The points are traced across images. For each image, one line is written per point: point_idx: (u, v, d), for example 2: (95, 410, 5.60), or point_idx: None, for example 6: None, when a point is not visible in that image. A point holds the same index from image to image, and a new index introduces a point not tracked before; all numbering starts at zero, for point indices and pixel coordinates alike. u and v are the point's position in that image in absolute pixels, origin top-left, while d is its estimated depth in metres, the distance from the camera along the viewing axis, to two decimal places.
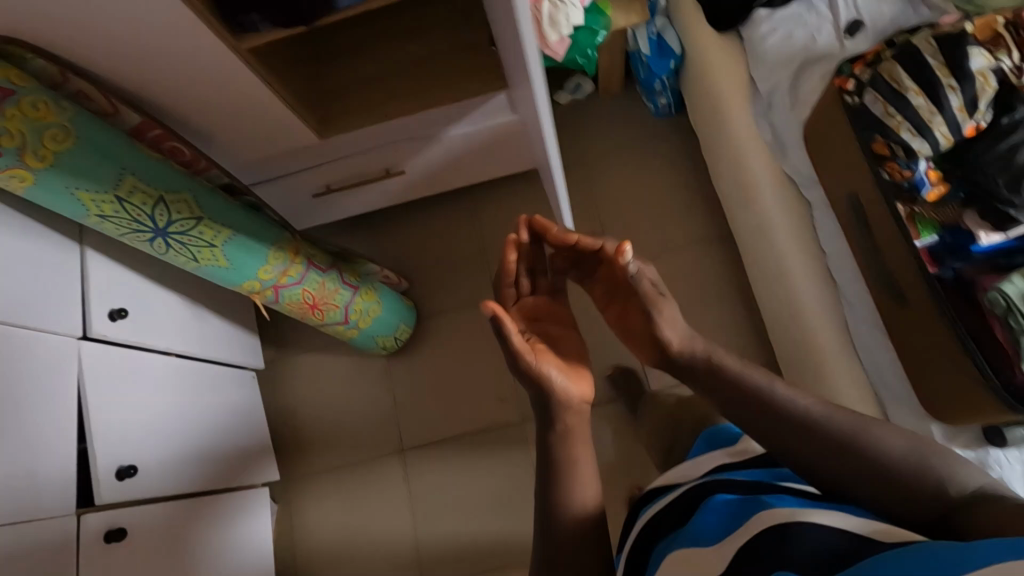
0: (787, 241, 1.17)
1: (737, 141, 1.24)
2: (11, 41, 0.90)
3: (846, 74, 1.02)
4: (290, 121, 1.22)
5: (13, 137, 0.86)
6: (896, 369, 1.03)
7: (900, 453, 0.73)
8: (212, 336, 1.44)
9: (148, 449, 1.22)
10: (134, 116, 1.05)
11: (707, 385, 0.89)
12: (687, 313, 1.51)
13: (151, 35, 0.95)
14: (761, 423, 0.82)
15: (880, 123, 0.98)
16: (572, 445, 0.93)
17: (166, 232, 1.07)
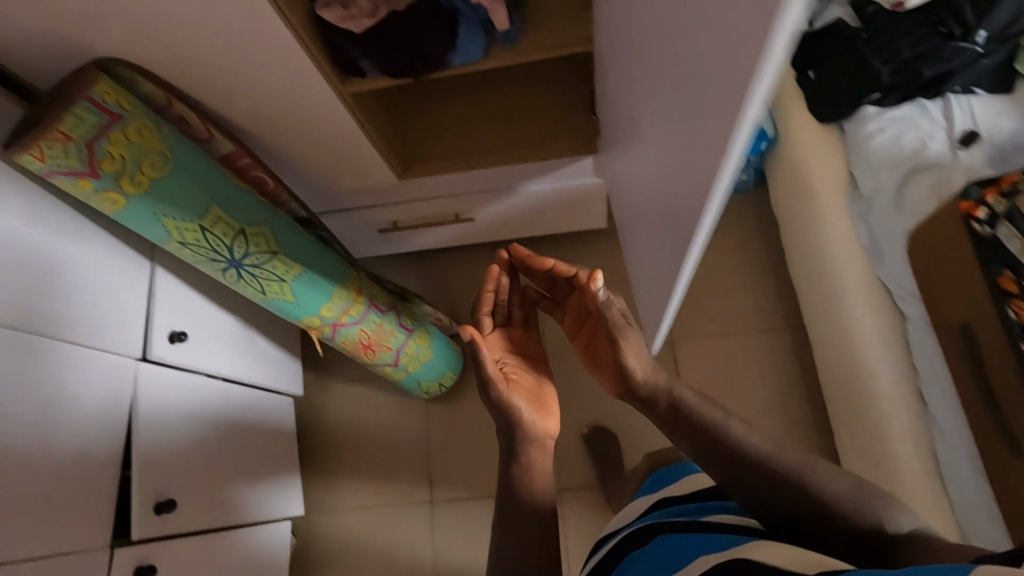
0: (878, 351, 1.11)
1: (829, 238, 1.18)
2: (126, 64, 0.89)
3: (975, 200, 0.97)
4: (374, 160, 1.20)
5: (115, 162, 0.85)
6: (984, 491, 1.01)
7: (841, 494, 0.71)
8: (263, 360, 1.42)
9: (184, 480, 1.16)
10: (226, 143, 1.03)
11: (669, 422, 0.83)
12: (746, 399, 1.45)
13: (262, 71, 0.94)
14: (714, 463, 0.78)
15: (1013, 259, 0.92)
16: (533, 477, 0.87)
17: (241, 264, 1.05)
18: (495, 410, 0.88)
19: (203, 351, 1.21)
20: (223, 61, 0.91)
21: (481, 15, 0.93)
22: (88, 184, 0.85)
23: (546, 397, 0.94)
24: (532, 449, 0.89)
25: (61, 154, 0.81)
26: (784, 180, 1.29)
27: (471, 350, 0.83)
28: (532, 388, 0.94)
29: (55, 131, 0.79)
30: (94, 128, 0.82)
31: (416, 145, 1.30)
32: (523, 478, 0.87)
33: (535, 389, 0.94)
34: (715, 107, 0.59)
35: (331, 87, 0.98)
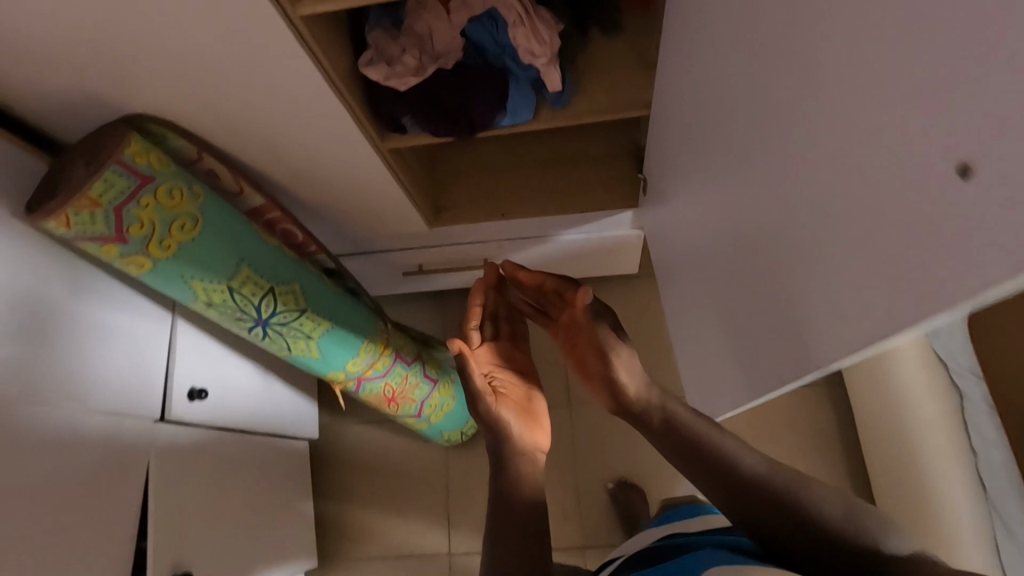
0: (925, 420, 1.11)
1: None
2: (158, 119, 0.85)
3: None
4: (406, 207, 1.15)
5: (144, 226, 0.80)
6: None
7: (831, 513, 0.69)
8: (282, 406, 1.36)
9: (203, 548, 1.07)
10: (257, 196, 0.98)
11: (663, 439, 0.78)
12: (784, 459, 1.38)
13: (298, 127, 0.88)
14: (701, 471, 0.74)
15: None
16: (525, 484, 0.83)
17: (268, 323, 1.00)
18: (484, 424, 0.87)
19: (217, 406, 1.14)
20: (255, 114, 0.86)
21: (530, 71, 0.88)
22: (114, 249, 0.81)
23: (535, 414, 0.91)
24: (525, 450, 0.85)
25: (88, 220, 0.76)
26: (868, 381, 1.20)
27: (459, 361, 0.84)
28: (522, 403, 0.92)
29: (83, 197, 0.74)
30: (123, 192, 0.77)
31: (448, 192, 1.26)
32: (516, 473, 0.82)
33: (521, 402, 0.91)
34: (805, 213, 0.53)
35: (370, 144, 0.92)
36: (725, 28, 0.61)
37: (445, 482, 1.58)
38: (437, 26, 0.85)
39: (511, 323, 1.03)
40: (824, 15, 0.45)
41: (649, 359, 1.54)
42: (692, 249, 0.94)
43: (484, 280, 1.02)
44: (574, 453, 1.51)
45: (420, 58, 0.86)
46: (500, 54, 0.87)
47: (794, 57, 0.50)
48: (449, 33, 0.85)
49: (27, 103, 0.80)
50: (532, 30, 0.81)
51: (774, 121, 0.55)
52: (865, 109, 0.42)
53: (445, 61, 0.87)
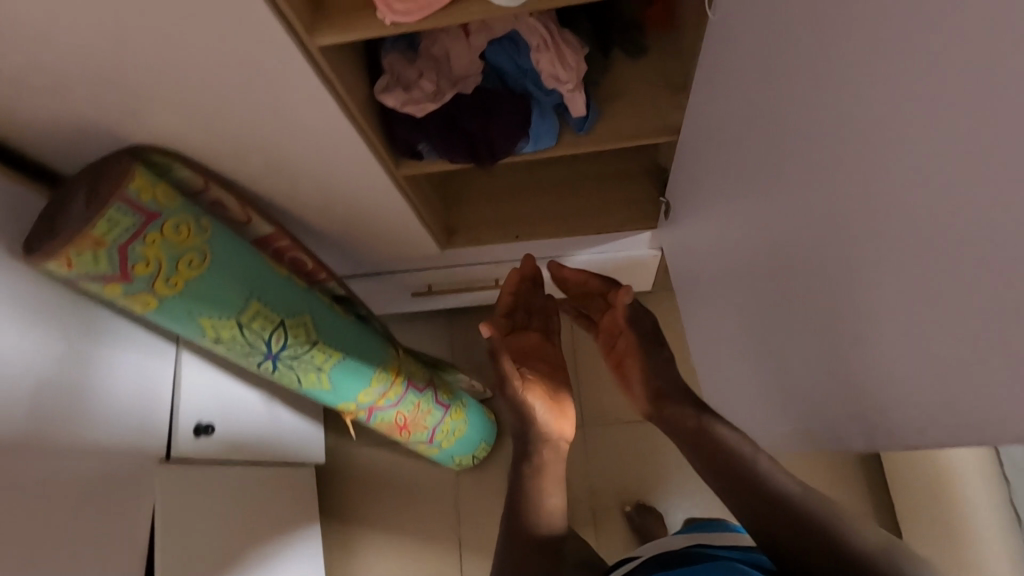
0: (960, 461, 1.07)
1: None
2: (162, 149, 0.81)
3: None
4: (417, 230, 1.11)
5: (150, 264, 0.76)
6: None
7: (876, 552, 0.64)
8: (291, 433, 1.32)
9: None
10: (266, 225, 0.94)
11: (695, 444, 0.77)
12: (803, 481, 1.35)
13: (309, 154, 0.84)
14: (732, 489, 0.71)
15: None
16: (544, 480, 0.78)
17: (278, 356, 0.95)
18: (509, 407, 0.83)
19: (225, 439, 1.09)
20: (264, 143, 0.82)
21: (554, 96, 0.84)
22: (118, 289, 0.76)
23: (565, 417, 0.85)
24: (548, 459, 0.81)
25: (92, 260, 0.72)
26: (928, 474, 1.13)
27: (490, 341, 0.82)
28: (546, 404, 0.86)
29: (85, 237, 0.69)
30: (129, 230, 0.73)
31: (459, 212, 1.22)
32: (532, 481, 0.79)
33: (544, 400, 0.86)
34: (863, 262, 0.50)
35: (385, 170, 0.88)
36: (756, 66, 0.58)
37: (455, 504, 1.54)
38: (458, 50, 0.81)
39: (544, 317, 0.99)
40: (880, 69, 0.42)
41: None
42: (713, 278, 0.91)
43: (521, 269, 0.98)
44: (588, 475, 1.48)
45: (438, 83, 0.82)
46: (521, 79, 0.84)
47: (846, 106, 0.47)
48: (468, 57, 0.82)
49: (22, 138, 0.75)
50: (557, 55, 0.78)
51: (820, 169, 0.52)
52: (933, 171, 0.39)
53: (464, 86, 0.83)
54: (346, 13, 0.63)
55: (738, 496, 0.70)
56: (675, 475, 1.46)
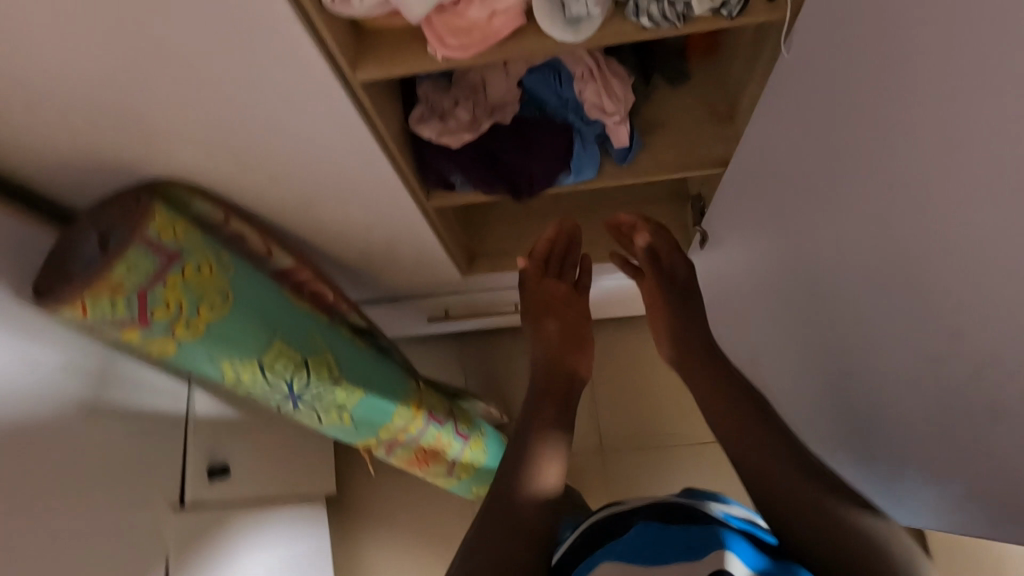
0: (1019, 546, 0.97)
1: None
2: (182, 184, 0.76)
3: None
4: (441, 258, 1.06)
5: (170, 307, 0.71)
6: None
7: None
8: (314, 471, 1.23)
9: None
10: (287, 258, 0.89)
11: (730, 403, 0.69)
12: None
13: (336, 186, 0.79)
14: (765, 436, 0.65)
15: None
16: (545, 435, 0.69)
17: (300, 397, 0.90)
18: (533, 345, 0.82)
19: (242, 482, 1.01)
20: (290, 176, 0.77)
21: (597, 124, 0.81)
22: (136, 334, 0.71)
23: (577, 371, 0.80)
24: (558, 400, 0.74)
25: (109, 307, 0.67)
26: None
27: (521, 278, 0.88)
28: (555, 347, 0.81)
29: (102, 283, 0.65)
30: (147, 275, 0.68)
31: (481, 239, 1.18)
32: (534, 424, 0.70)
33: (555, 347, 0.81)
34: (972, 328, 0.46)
35: (415, 204, 0.83)
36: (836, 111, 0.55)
37: None
38: (496, 78, 0.77)
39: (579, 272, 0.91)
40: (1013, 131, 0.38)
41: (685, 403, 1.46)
42: None
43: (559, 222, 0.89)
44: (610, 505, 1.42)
45: (474, 110, 0.78)
46: (561, 109, 0.80)
47: (948, 164, 0.44)
48: (507, 85, 0.78)
49: (35, 170, 0.70)
50: (603, 84, 0.74)
51: (911, 226, 0.49)
52: None
53: (502, 114, 0.79)
54: (392, 45, 0.59)
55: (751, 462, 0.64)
56: None
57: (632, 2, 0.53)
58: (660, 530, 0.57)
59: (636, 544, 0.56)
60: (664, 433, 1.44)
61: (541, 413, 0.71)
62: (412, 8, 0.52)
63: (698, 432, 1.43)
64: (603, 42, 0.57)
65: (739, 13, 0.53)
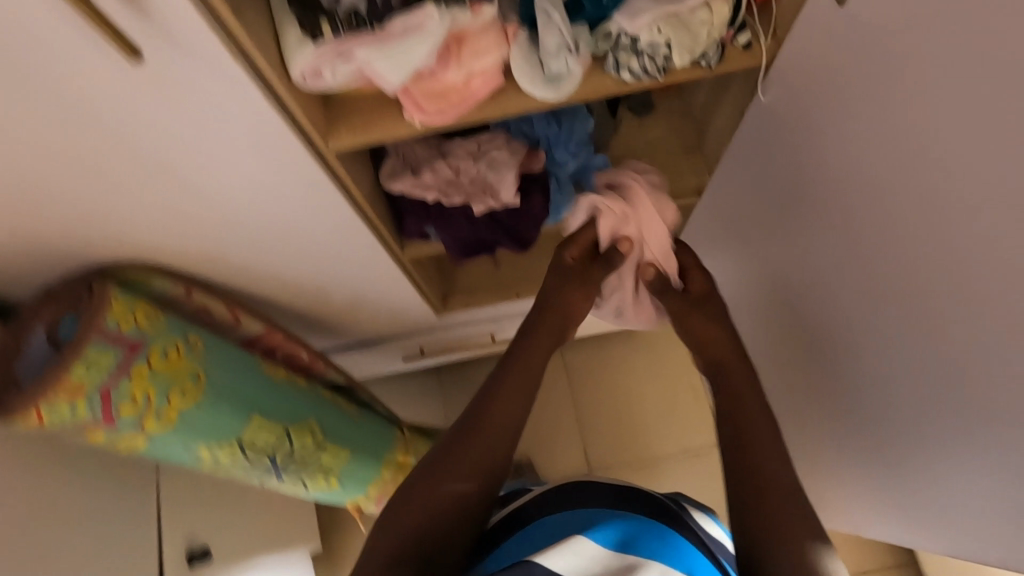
0: None
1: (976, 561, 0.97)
2: (136, 264, 0.70)
3: None
4: (414, 302, 1.02)
5: (137, 401, 0.65)
6: None
7: None
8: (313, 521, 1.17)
9: None
10: (257, 323, 0.83)
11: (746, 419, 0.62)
12: None
13: (299, 249, 0.74)
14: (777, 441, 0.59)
15: None
16: (502, 401, 0.65)
17: (284, 468, 0.86)
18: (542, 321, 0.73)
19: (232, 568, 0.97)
20: (249, 245, 0.71)
21: (582, 138, 0.77)
22: (101, 433, 0.66)
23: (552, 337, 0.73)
24: (523, 356, 0.70)
25: (68, 409, 0.61)
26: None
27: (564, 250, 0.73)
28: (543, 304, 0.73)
29: (60, 387, 0.59)
30: (110, 370, 0.62)
31: (457, 275, 1.15)
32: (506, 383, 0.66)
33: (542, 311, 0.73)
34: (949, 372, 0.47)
35: (392, 258, 0.81)
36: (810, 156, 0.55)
37: None
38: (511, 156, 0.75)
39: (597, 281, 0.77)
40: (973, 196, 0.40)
41: (664, 415, 1.46)
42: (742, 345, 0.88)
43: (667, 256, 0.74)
44: None
45: (462, 184, 0.75)
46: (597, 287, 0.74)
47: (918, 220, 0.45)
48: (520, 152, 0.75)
49: None
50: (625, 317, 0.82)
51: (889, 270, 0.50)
52: None
53: (492, 194, 0.75)
54: (367, 110, 0.57)
55: (751, 443, 0.59)
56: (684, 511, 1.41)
57: (610, 57, 0.53)
58: (622, 518, 0.55)
59: (607, 530, 0.54)
60: (653, 447, 1.44)
61: (517, 370, 0.68)
62: (385, 78, 0.48)
63: (687, 442, 1.44)
64: (584, 97, 0.55)
65: (718, 63, 0.54)
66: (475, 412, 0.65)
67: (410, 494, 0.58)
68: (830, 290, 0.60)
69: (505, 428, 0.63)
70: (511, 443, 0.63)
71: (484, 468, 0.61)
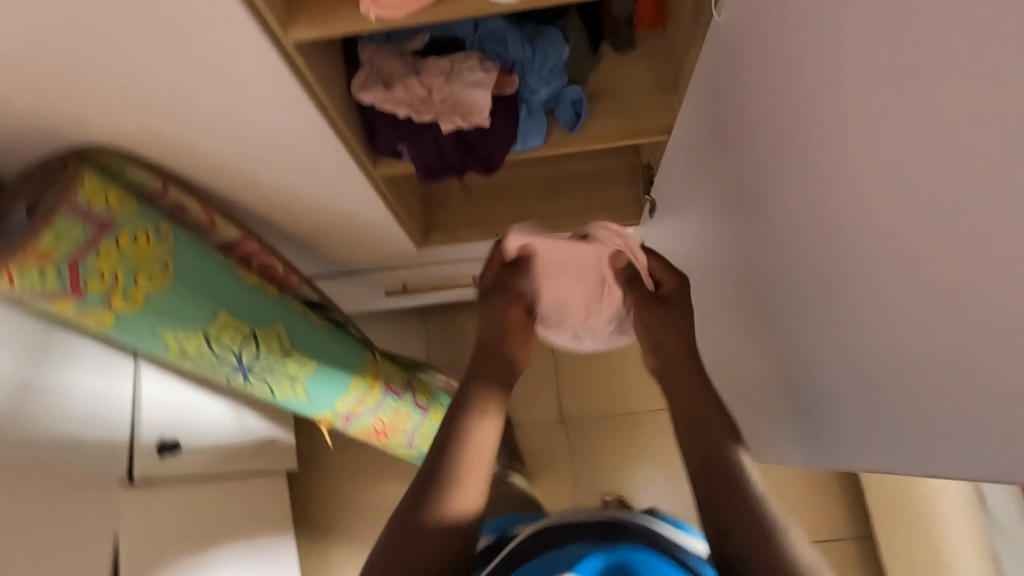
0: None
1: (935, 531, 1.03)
2: (114, 152, 0.73)
3: None
4: (391, 230, 1.04)
5: (105, 278, 0.69)
6: None
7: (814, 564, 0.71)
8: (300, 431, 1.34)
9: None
10: (231, 229, 0.87)
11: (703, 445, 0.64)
12: (784, 479, 1.32)
13: (272, 151, 0.77)
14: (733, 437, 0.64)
15: None
16: (474, 419, 0.67)
17: (249, 369, 0.90)
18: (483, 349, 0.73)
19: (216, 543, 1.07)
20: (223, 142, 0.74)
21: (556, 65, 0.78)
22: (69, 304, 0.70)
23: (510, 363, 0.74)
24: (486, 376, 0.71)
25: (38, 277, 0.65)
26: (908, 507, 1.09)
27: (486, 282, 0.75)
28: (490, 335, 0.74)
29: (30, 251, 0.63)
30: (79, 243, 0.66)
31: (437, 210, 1.17)
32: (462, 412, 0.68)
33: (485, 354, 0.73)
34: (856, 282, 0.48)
35: (362, 172, 0.83)
36: (754, 78, 0.56)
37: None
38: (485, 76, 0.76)
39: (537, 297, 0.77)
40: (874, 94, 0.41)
41: (640, 372, 1.48)
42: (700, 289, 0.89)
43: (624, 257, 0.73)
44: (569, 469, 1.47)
45: (433, 102, 0.76)
46: (520, 291, 0.75)
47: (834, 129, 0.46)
48: (494, 73, 0.76)
49: None
50: (585, 332, 0.81)
51: (810, 186, 0.51)
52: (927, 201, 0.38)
53: (462, 113, 0.76)
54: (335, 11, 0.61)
55: (717, 467, 0.62)
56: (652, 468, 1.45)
57: None
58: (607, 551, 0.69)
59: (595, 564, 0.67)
60: (624, 403, 1.47)
61: (486, 392, 0.70)
62: None
63: (657, 402, 1.46)
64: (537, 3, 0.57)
65: None
66: (439, 442, 0.66)
67: (396, 534, 0.61)
68: (765, 215, 0.61)
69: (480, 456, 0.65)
70: (486, 469, 0.65)
71: (462, 498, 0.62)
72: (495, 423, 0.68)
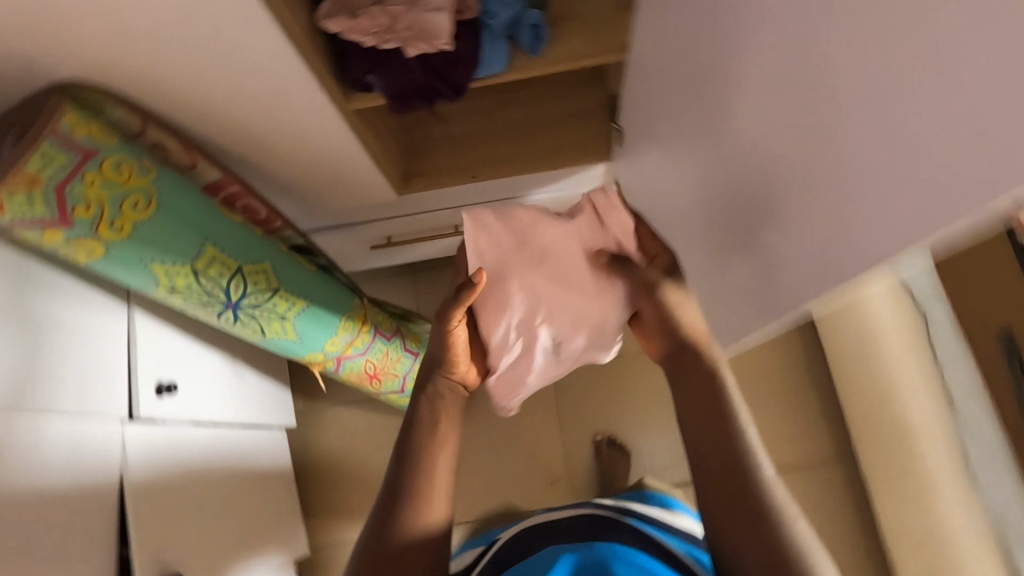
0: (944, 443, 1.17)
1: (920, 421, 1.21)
2: (94, 87, 0.75)
3: None
4: (371, 175, 1.07)
5: (91, 208, 0.73)
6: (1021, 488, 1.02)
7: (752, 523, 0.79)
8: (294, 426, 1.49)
9: (201, 530, 1.07)
10: (213, 170, 0.89)
11: (700, 402, 0.69)
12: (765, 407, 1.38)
13: (247, 86, 0.79)
14: (704, 392, 0.69)
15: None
16: (439, 428, 0.75)
17: (239, 305, 0.94)
18: (432, 370, 0.78)
19: (236, 541, 1.16)
20: (200, 77, 0.77)
21: None
22: (59, 234, 0.74)
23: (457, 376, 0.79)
24: (434, 390, 0.77)
25: (27, 201, 0.69)
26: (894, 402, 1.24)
27: (445, 318, 0.74)
28: (432, 355, 0.78)
29: (19, 175, 0.67)
30: (64, 168, 0.70)
31: (416, 158, 1.19)
32: (418, 440, 0.74)
33: (430, 369, 0.78)
34: None
35: (336, 107, 0.87)
36: None
37: None
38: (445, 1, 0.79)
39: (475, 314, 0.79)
40: None
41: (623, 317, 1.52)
42: (668, 207, 0.92)
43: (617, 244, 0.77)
44: (559, 414, 1.52)
45: (398, 30, 0.79)
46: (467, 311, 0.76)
47: None
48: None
49: None
50: (565, 334, 0.81)
51: None
52: None
53: (427, 39, 0.79)
54: None
55: (696, 439, 0.68)
56: (640, 406, 1.50)
57: None
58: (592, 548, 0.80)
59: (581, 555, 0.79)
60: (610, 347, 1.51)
61: (439, 402, 0.77)
62: None
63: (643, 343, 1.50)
64: None
65: None
66: (402, 453, 0.74)
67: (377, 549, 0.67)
68: None
69: (442, 465, 0.73)
70: (450, 475, 0.73)
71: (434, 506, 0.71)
72: (451, 427, 0.76)
